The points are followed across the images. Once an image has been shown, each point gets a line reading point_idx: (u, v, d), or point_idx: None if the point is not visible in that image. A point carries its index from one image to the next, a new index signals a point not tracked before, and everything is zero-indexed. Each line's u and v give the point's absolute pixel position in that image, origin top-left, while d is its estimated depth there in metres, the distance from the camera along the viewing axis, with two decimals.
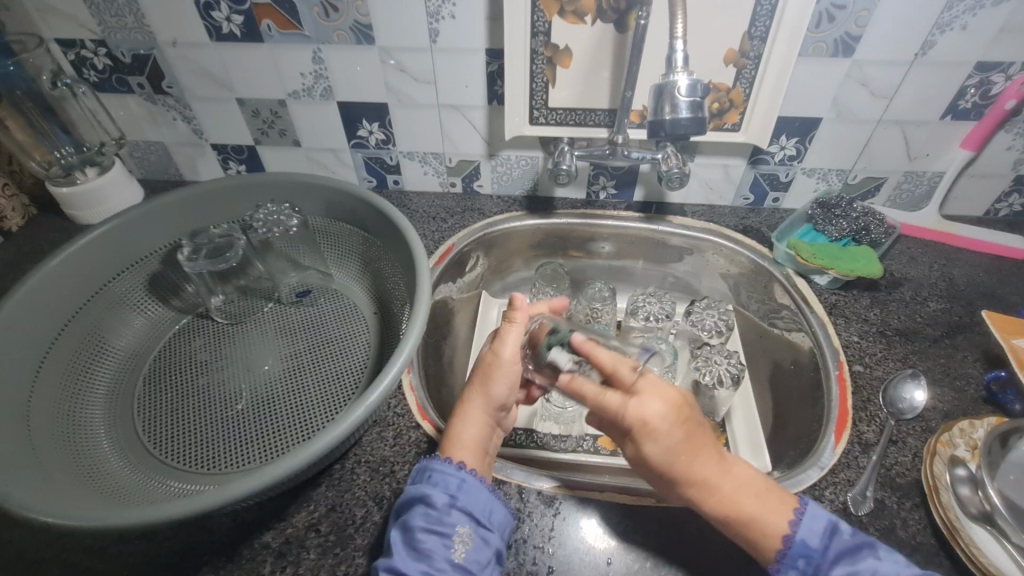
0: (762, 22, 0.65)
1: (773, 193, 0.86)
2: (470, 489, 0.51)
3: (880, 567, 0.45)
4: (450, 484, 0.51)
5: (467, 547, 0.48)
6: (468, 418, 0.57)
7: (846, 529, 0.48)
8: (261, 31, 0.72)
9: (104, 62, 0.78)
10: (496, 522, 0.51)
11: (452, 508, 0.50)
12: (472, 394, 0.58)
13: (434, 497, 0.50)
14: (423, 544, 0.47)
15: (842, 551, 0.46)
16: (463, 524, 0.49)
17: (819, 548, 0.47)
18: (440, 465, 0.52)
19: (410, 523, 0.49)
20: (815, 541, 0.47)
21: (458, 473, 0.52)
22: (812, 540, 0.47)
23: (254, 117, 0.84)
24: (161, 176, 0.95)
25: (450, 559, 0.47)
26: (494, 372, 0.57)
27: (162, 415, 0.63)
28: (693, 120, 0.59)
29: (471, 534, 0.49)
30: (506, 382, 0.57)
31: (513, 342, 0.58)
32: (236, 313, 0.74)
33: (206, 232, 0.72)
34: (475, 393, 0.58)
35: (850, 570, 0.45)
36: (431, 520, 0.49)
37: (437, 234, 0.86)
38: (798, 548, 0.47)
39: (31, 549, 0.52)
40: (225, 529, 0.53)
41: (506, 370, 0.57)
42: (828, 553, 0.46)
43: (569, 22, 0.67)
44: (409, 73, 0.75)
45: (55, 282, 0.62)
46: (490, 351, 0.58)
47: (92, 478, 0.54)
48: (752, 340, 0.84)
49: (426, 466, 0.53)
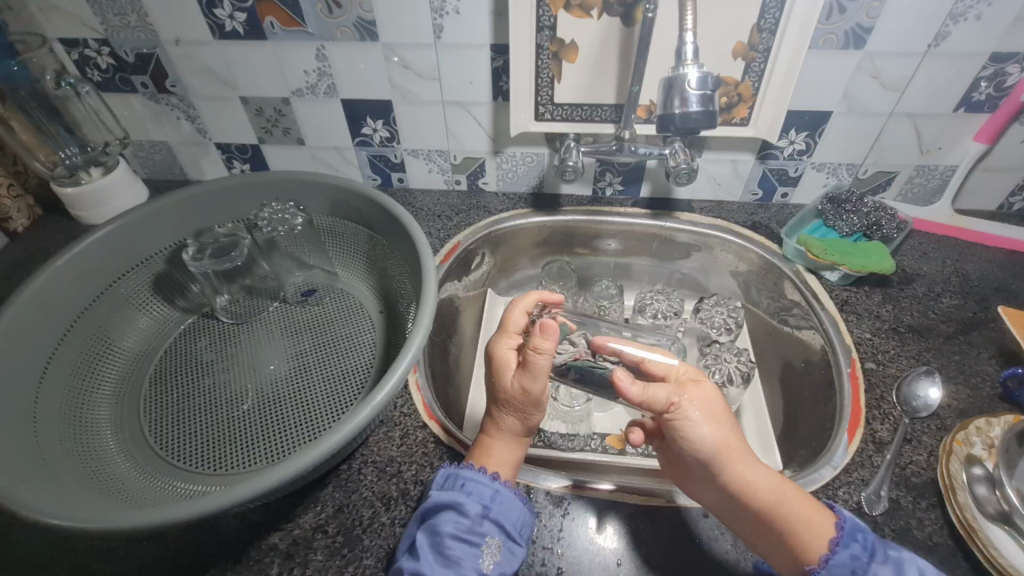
0: (772, 14, 0.64)
1: (782, 189, 0.84)
2: (502, 501, 0.51)
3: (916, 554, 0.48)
4: (484, 494, 0.51)
5: (495, 558, 0.49)
6: (506, 438, 0.56)
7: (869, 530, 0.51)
8: (264, 28, 0.72)
9: (108, 61, 0.78)
10: (525, 535, 0.51)
11: (484, 518, 0.50)
12: (505, 414, 0.56)
13: (468, 506, 0.50)
14: (452, 552, 0.48)
15: (880, 536, 0.49)
16: (493, 535, 0.49)
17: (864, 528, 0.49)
18: (476, 473, 0.53)
19: (440, 529, 0.49)
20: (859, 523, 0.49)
21: (492, 484, 0.52)
22: (857, 521, 0.49)
23: (258, 116, 0.83)
24: (165, 176, 0.95)
25: (477, 570, 0.48)
26: (527, 405, 0.55)
27: (168, 416, 0.63)
28: (703, 113, 0.57)
29: (500, 545, 0.49)
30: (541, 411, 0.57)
31: (547, 369, 0.53)
32: (241, 313, 0.74)
33: (211, 232, 0.72)
34: (509, 417, 0.56)
35: (899, 549, 0.47)
36: (462, 529, 0.49)
37: (442, 232, 0.85)
38: (851, 522, 0.49)
39: (39, 550, 0.52)
40: (232, 530, 0.53)
41: (543, 396, 0.55)
42: (873, 534, 0.49)
43: (575, 16, 0.66)
44: (413, 69, 0.74)
45: (60, 282, 0.62)
46: (521, 382, 0.54)
47: (99, 480, 0.54)
48: (761, 338, 0.83)
49: (460, 473, 0.53)
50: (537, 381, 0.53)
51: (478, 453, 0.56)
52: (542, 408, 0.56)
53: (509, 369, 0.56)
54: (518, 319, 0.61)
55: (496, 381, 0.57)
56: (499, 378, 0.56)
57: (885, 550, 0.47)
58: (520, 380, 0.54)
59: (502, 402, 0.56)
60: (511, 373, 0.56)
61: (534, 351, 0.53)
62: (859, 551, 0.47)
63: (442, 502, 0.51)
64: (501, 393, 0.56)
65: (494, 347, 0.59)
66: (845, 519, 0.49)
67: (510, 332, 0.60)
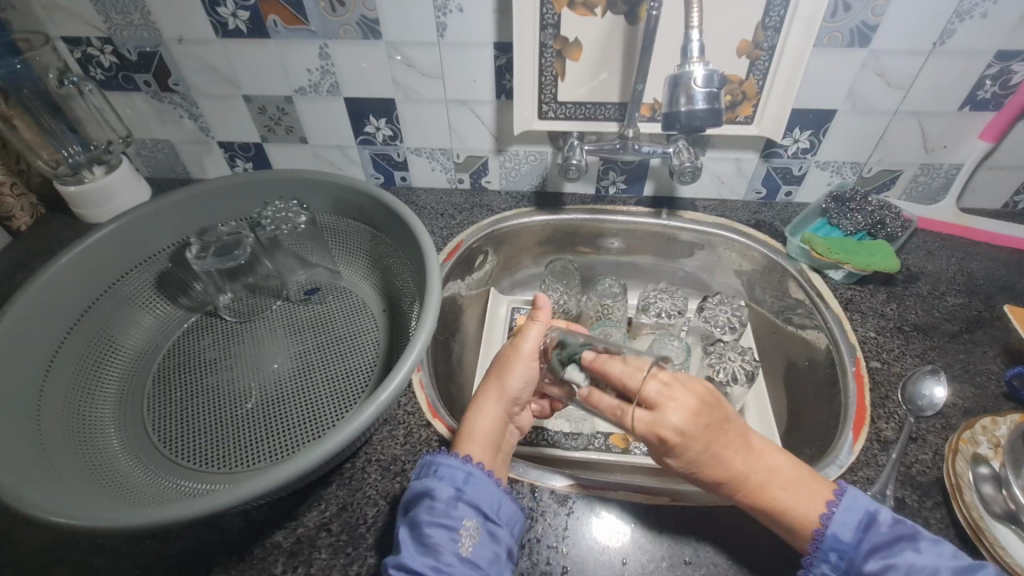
0: (776, 12, 0.64)
1: (786, 187, 0.84)
2: (476, 483, 0.51)
3: (918, 560, 0.44)
4: (456, 477, 0.51)
5: (474, 540, 0.48)
6: (483, 411, 0.57)
7: (884, 522, 0.47)
8: (267, 27, 0.72)
9: (110, 59, 0.78)
10: (504, 516, 0.50)
11: (459, 501, 0.50)
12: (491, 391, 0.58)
13: (440, 490, 0.50)
14: (431, 539, 0.47)
15: (875, 545, 0.46)
16: (469, 517, 0.49)
17: (852, 542, 0.47)
18: (447, 459, 0.52)
19: (417, 518, 0.48)
20: (848, 535, 0.47)
21: (464, 467, 0.52)
22: (845, 534, 0.47)
23: (261, 114, 0.83)
24: (168, 174, 0.95)
25: (457, 554, 0.47)
26: (512, 365, 0.57)
27: (171, 415, 0.63)
28: (709, 111, 0.57)
29: (478, 528, 0.49)
30: (524, 377, 0.57)
31: (539, 338, 0.58)
32: (244, 312, 0.73)
33: (214, 230, 0.72)
34: (491, 387, 0.58)
35: (885, 563, 0.45)
36: (437, 514, 0.49)
37: (445, 230, 0.85)
38: (829, 541, 0.47)
39: (42, 548, 0.52)
40: (236, 529, 0.53)
41: (530, 361, 0.57)
42: (862, 546, 0.47)
43: (579, 15, 0.66)
44: (416, 67, 0.74)
45: (63, 281, 0.62)
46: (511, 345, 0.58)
47: (103, 478, 0.54)
48: (765, 337, 0.83)
49: (431, 461, 0.53)
50: (526, 341, 0.58)
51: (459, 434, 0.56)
52: (523, 376, 0.57)
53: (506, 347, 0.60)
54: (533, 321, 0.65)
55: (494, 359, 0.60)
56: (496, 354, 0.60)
57: (861, 566, 0.46)
58: (514, 340, 0.59)
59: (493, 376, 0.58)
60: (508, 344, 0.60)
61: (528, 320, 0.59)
62: (829, 568, 0.47)
63: (416, 492, 0.50)
64: (494, 361, 0.60)
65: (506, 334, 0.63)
66: (826, 537, 0.47)
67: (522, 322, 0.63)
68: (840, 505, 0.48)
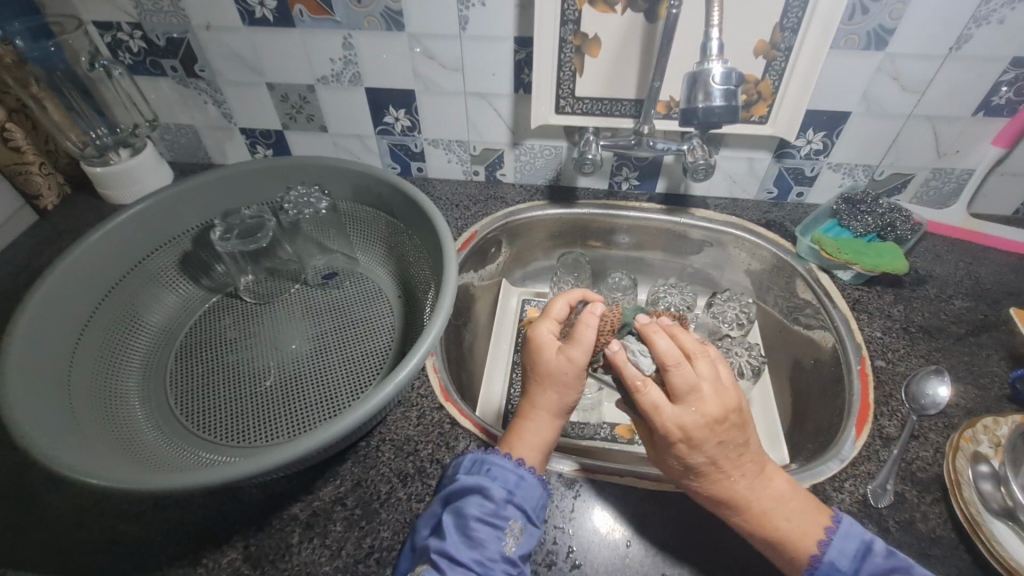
0: (794, 13, 0.65)
1: (797, 187, 0.85)
2: (526, 487, 0.52)
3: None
4: (508, 480, 0.51)
5: (517, 541, 0.49)
6: (538, 418, 0.56)
7: (880, 551, 0.47)
8: (293, 16, 0.73)
9: (139, 45, 0.80)
10: (542, 519, 0.52)
11: (508, 503, 0.50)
12: (544, 393, 0.56)
13: (492, 490, 0.50)
14: (477, 533, 0.48)
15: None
16: (516, 520, 0.50)
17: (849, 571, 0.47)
18: (503, 460, 0.53)
19: (466, 511, 0.49)
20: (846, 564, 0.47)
21: (517, 470, 0.52)
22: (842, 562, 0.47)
23: (284, 101, 0.85)
24: (190, 158, 0.97)
25: (501, 553, 0.48)
26: (570, 381, 0.55)
27: (193, 390, 0.65)
28: (726, 108, 0.58)
29: (522, 529, 0.50)
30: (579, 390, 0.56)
31: (592, 343, 0.54)
32: (264, 293, 0.75)
33: (237, 213, 0.74)
34: (547, 398, 0.56)
35: None
36: (487, 512, 0.49)
37: (460, 221, 0.86)
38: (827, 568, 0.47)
39: (71, 512, 0.54)
40: (255, 500, 0.55)
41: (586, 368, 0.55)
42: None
43: (599, 11, 0.67)
44: (437, 60, 0.76)
45: (92, 257, 0.64)
46: (566, 354, 0.55)
47: (129, 449, 0.56)
48: (772, 335, 0.85)
49: (485, 459, 0.53)
50: (581, 352, 0.54)
51: (511, 436, 0.56)
52: (580, 385, 0.56)
53: (552, 350, 0.56)
54: (561, 307, 0.61)
55: (537, 363, 0.57)
56: (539, 355, 0.56)
57: None
58: (563, 349, 0.55)
59: (542, 377, 0.56)
60: (552, 348, 0.56)
61: (579, 325, 0.54)
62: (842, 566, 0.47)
63: (467, 486, 0.51)
64: (542, 369, 0.56)
65: (534, 329, 0.58)
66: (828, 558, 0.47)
67: (553, 316, 0.60)
68: (838, 532, 0.48)
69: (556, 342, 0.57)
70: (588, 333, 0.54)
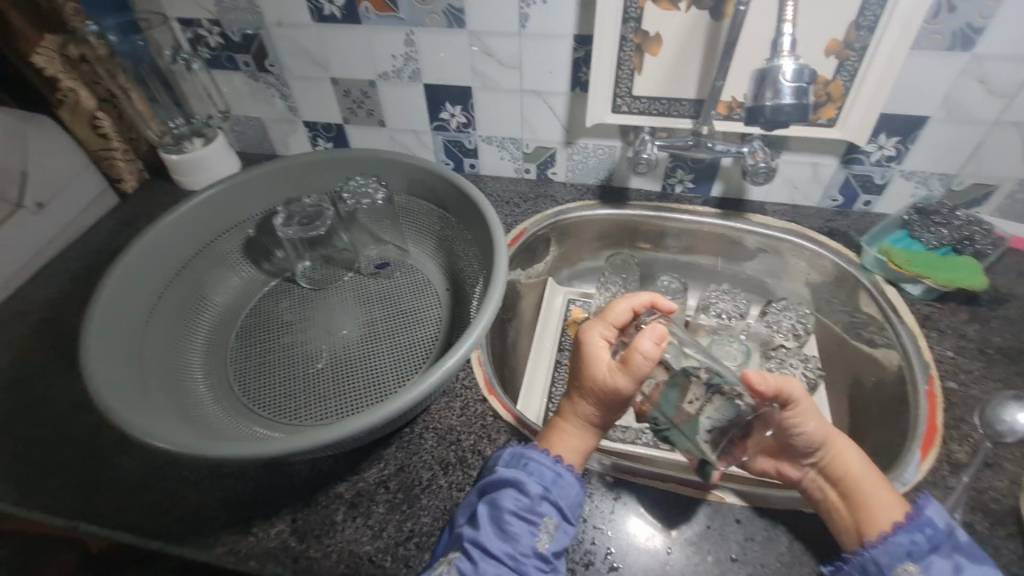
0: (872, 11, 0.61)
1: (864, 196, 0.81)
2: (563, 485, 0.51)
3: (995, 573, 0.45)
4: (545, 476, 0.51)
5: (551, 537, 0.49)
6: (577, 424, 0.55)
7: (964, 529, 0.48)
8: (360, 13, 0.76)
9: (217, 40, 0.84)
10: (578, 516, 0.51)
11: (544, 499, 0.50)
12: (585, 402, 0.54)
13: (528, 485, 0.50)
14: (511, 528, 0.48)
15: (963, 544, 0.46)
16: (551, 516, 0.49)
17: (945, 531, 0.47)
18: (539, 455, 0.52)
19: (501, 504, 0.49)
20: (942, 523, 0.47)
21: (554, 466, 0.51)
22: (939, 520, 0.47)
23: (345, 96, 0.88)
24: (256, 150, 1.01)
25: (534, 548, 0.48)
26: (613, 398, 0.52)
27: (250, 368, 0.68)
28: (796, 106, 0.56)
29: (557, 526, 0.49)
30: (619, 407, 0.53)
31: (642, 374, 0.49)
32: (319, 279, 0.78)
33: (299, 202, 0.77)
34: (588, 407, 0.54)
35: (969, 563, 0.46)
36: (522, 507, 0.49)
37: (510, 217, 0.87)
38: (925, 518, 0.48)
39: (138, 473, 0.58)
40: (303, 477, 0.57)
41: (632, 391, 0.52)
42: (953, 538, 0.47)
43: (663, 9, 0.66)
44: (495, 57, 0.77)
45: (165, 238, 0.69)
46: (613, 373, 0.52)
47: (192, 417, 0.59)
48: (829, 348, 0.81)
49: (524, 453, 0.53)
50: (626, 376, 0.50)
51: (549, 436, 0.56)
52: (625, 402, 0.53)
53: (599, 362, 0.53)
54: (620, 311, 0.58)
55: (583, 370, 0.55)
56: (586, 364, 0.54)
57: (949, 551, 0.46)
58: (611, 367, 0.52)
59: (584, 387, 0.54)
60: (601, 358, 0.54)
61: (632, 350, 0.49)
62: (920, 542, 0.47)
63: (503, 479, 0.51)
64: (585, 380, 0.54)
65: (586, 334, 0.57)
66: (923, 513, 0.48)
67: (608, 320, 0.58)
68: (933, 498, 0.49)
69: (604, 351, 0.55)
70: (641, 364, 0.49)
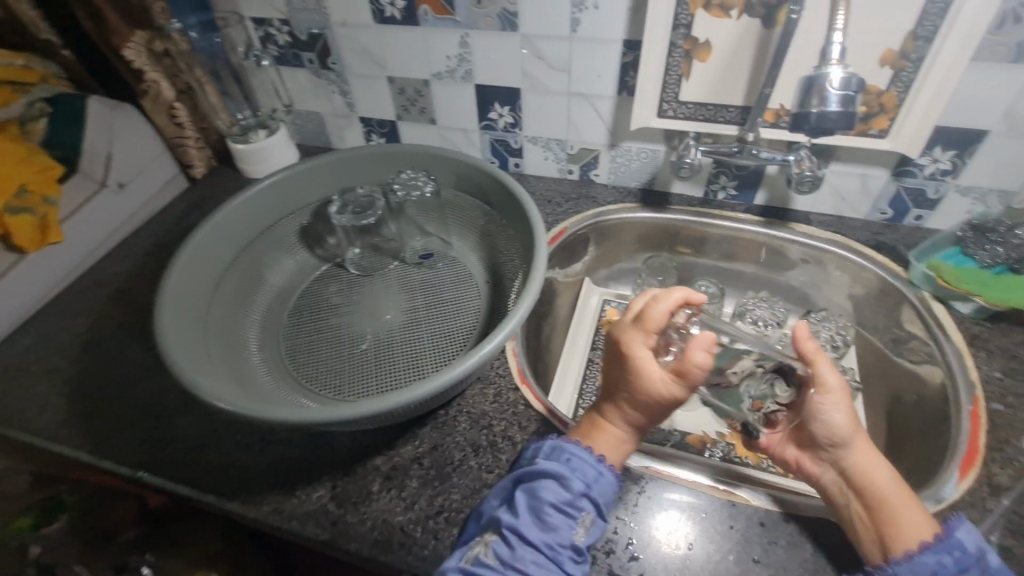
0: (931, 21, 0.61)
1: (916, 210, 0.79)
2: (603, 483, 0.53)
3: None
4: (587, 473, 0.52)
5: (586, 532, 0.50)
6: (622, 425, 0.57)
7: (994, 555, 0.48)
8: (419, 15, 0.80)
9: (285, 39, 0.90)
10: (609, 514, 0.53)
11: (584, 495, 0.51)
12: (633, 408, 0.55)
13: (570, 480, 0.52)
14: (550, 519, 0.50)
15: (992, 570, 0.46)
16: (588, 512, 0.51)
17: (974, 554, 0.47)
18: (580, 451, 0.54)
19: (541, 495, 0.51)
20: (972, 546, 0.47)
21: (598, 465, 0.53)
22: (969, 543, 0.47)
23: (400, 94, 0.92)
24: (314, 142, 1.07)
25: (571, 541, 0.49)
26: (664, 404, 0.54)
27: (300, 345, 0.73)
28: (842, 114, 0.56)
29: (593, 521, 0.51)
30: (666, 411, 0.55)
31: (698, 383, 0.52)
32: (367, 266, 0.83)
33: (353, 192, 0.82)
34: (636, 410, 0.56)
35: None
36: (562, 500, 0.51)
37: (551, 216, 0.89)
38: (955, 540, 0.47)
39: (197, 433, 0.63)
40: (345, 448, 0.61)
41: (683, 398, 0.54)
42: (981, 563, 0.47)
43: (714, 16, 0.67)
44: (545, 60, 0.79)
45: (231, 220, 0.74)
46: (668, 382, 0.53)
47: (247, 385, 0.64)
48: (870, 364, 0.79)
49: (565, 447, 0.55)
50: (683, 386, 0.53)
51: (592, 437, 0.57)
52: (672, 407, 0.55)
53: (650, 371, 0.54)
54: (659, 316, 0.56)
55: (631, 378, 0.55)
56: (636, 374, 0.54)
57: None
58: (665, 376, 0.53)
59: (633, 395, 0.55)
60: (652, 368, 0.54)
61: (688, 362, 0.51)
62: (948, 563, 0.47)
63: (544, 471, 0.53)
64: (635, 388, 0.55)
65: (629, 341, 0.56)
66: (953, 534, 0.48)
67: (648, 327, 0.56)
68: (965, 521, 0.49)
69: (650, 359, 0.55)
70: (696, 373, 0.51)
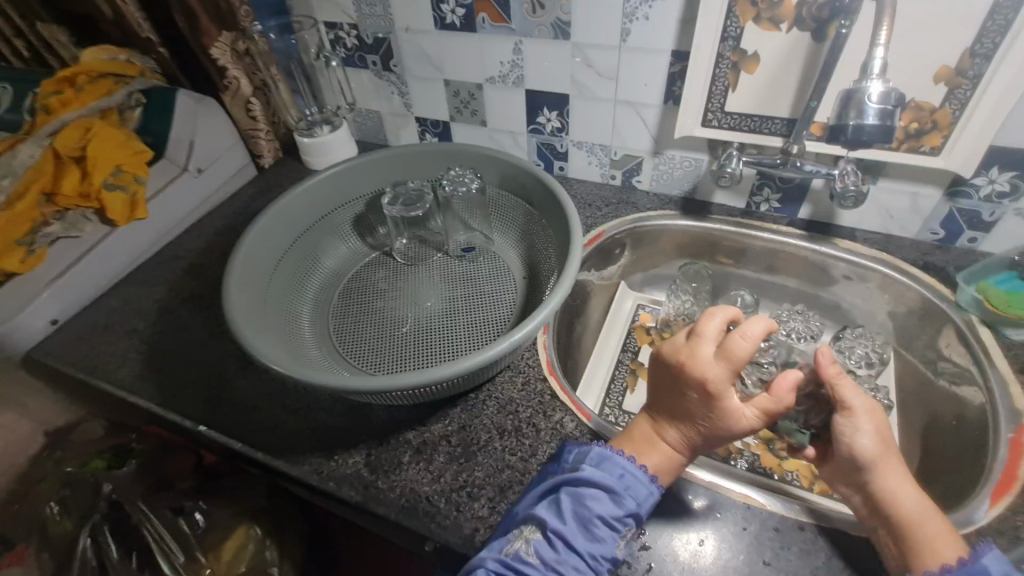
0: (991, 38, 0.60)
1: (971, 232, 0.76)
2: (650, 502, 0.52)
3: None
4: (639, 493, 0.52)
5: (625, 544, 0.51)
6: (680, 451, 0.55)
7: None
8: (477, 22, 0.84)
9: (353, 41, 0.97)
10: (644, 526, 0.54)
11: (632, 513, 0.52)
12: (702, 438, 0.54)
13: (622, 497, 0.52)
14: (597, 531, 0.50)
15: None
16: (631, 527, 0.51)
17: None
18: (635, 467, 0.53)
19: (591, 506, 0.51)
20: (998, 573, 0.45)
21: (650, 487, 0.53)
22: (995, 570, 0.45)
23: (454, 97, 0.97)
24: (372, 139, 1.14)
25: (612, 554, 0.50)
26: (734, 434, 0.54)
27: (347, 324, 0.78)
28: (879, 127, 0.56)
29: (633, 536, 0.52)
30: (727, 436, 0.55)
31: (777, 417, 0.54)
32: (412, 256, 0.88)
33: (405, 185, 0.87)
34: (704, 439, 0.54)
35: None
36: (610, 513, 0.51)
37: (591, 219, 0.92)
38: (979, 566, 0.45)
39: (251, 395, 0.70)
40: (380, 420, 0.66)
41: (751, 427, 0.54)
42: None
43: (763, 29, 0.68)
44: (595, 68, 0.82)
45: (294, 205, 0.81)
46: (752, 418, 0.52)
47: (297, 355, 0.70)
48: (909, 386, 0.77)
49: (620, 462, 0.54)
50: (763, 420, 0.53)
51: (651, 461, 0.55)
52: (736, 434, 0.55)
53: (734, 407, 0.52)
54: (746, 348, 0.51)
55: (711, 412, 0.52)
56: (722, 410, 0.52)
57: None
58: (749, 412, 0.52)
59: (709, 428, 0.53)
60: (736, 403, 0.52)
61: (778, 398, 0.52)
62: None
63: (596, 481, 0.53)
64: (715, 422, 0.52)
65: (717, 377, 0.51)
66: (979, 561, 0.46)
67: (736, 363, 0.51)
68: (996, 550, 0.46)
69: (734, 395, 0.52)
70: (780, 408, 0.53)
